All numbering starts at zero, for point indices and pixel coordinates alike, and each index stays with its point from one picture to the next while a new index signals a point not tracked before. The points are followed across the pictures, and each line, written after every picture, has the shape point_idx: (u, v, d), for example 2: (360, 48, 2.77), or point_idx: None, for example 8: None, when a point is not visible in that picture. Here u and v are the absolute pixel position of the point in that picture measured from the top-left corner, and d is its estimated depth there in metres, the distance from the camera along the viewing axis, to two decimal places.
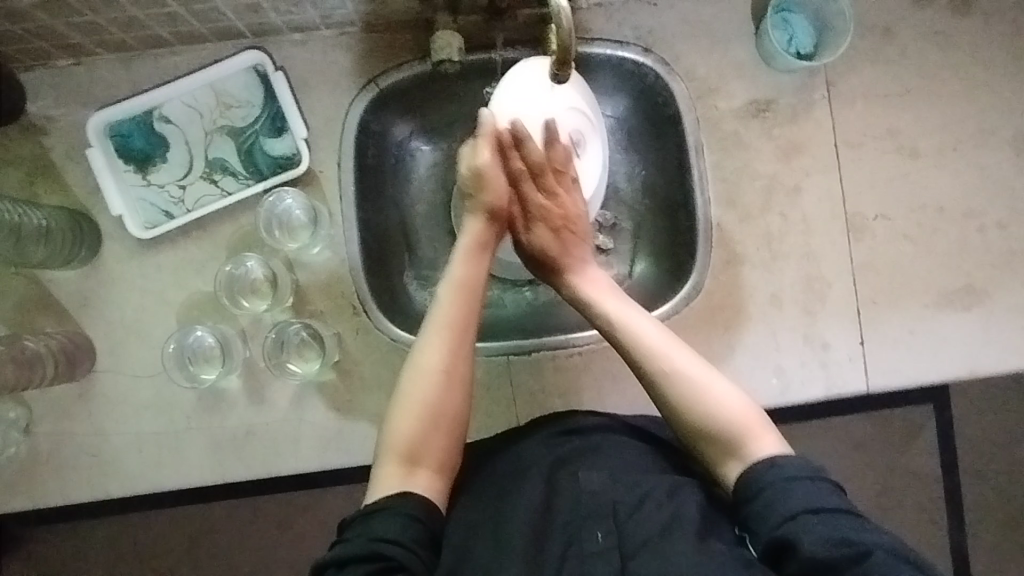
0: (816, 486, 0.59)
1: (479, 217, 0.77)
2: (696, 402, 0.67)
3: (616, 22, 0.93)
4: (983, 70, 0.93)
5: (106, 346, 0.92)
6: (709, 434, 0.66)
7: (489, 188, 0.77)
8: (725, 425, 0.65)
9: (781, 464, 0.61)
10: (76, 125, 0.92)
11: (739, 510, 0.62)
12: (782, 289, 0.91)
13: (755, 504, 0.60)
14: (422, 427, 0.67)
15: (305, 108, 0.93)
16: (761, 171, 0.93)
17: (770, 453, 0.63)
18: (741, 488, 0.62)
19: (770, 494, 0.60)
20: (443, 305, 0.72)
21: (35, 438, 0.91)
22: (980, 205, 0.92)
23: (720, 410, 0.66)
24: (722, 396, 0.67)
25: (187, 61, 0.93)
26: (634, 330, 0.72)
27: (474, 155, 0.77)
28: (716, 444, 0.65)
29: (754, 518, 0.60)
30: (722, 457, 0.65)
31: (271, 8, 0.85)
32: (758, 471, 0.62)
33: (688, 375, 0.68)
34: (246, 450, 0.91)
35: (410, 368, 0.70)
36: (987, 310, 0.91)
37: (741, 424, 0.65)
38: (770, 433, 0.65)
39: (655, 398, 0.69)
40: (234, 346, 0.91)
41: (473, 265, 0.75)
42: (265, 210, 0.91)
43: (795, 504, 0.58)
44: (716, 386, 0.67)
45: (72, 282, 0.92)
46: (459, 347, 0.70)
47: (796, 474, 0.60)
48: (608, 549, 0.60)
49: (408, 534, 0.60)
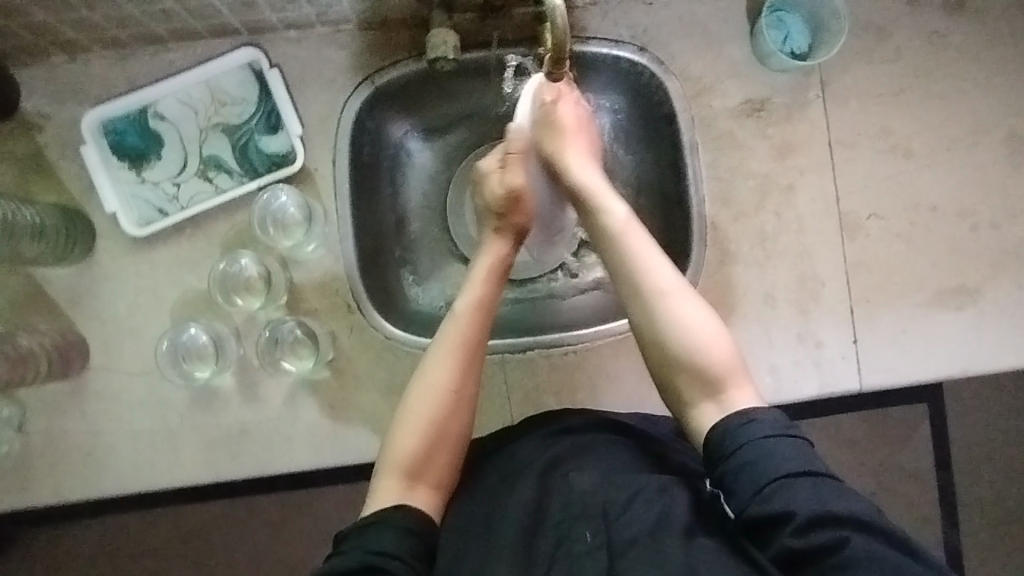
0: (793, 447, 0.59)
1: (504, 237, 0.81)
2: (685, 334, 0.67)
3: (611, 21, 0.93)
4: (976, 70, 0.93)
5: (99, 343, 0.92)
6: (689, 370, 0.66)
7: (520, 208, 0.82)
8: (707, 363, 0.66)
9: (758, 421, 0.61)
10: (70, 122, 0.92)
11: (715, 464, 0.61)
12: (776, 289, 0.91)
13: (732, 462, 0.60)
14: (426, 443, 0.68)
15: (300, 106, 0.93)
16: (756, 170, 0.93)
17: (746, 403, 0.64)
18: (717, 442, 0.62)
19: (748, 455, 0.59)
20: (457, 321, 0.73)
21: (27, 437, 0.91)
22: (973, 204, 0.92)
23: (704, 347, 0.67)
24: (709, 335, 0.67)
25: (182, 59, 0.93)
26: (631, 245, 0.73)
27: (508, 175, 0.82)
28: (696, 380, 0.66)
29: (730, 480, 0.60)
30: (699, 395, 0.66)
31: (266, 6, 0.85)
32: (737, 426, 0.61)
33: (677, 310, 0.69)
34: (239, 448, 0.91)
35: (417, 383, 0.71)
36: (980, 310, 0.91)
37: (722, 365, 0.66)
38: (748, 384, 0.66)
39: (640, 328, 0.70)
40: (228, 344, 0.91)
41: (489, 287, 0.76)
42: (259, 208, 0.91)
43: (773, 467, 0.58)
44: (703, 325, 0.68)
45: (65, 280, 0.92)
46: (467, 369, 0.71)
47: (770, 432, 0.60)
48: (597, 547, 0.60)
49: (403, 546, 0.60)
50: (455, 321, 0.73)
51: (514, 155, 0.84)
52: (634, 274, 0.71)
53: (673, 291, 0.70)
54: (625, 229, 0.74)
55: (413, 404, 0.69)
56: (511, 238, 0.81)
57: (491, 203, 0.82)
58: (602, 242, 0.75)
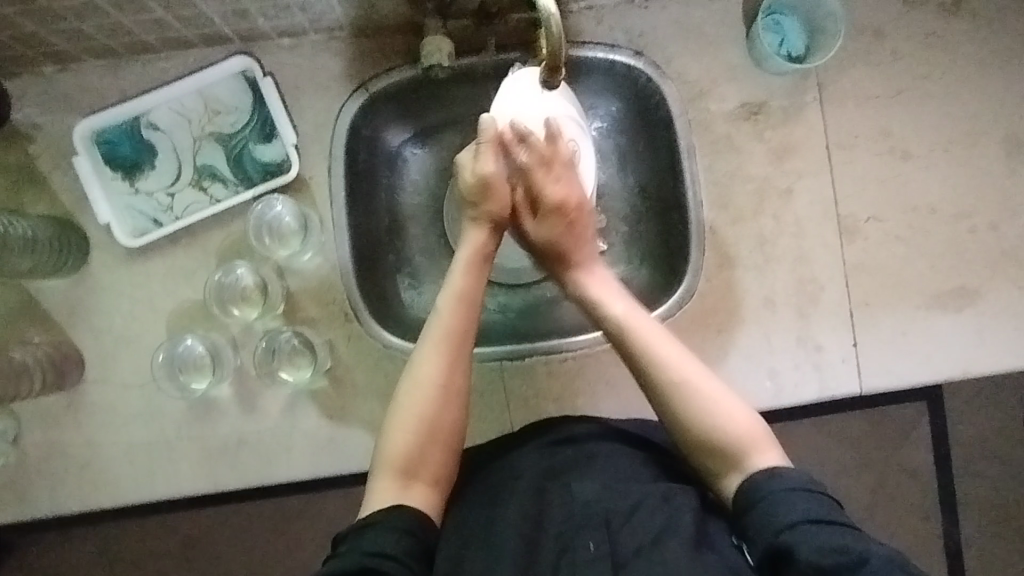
0: (815, 495, 0.60)
1: (482, 228, 0.79)
2: (705, 417, 0.67)
3: (606, 25, 0.92)
4: (973, 72, 0.93)
5: (94, 356, 0.91)
6: (717, 449, 0.66)
7: (494, 195, 0.78)
8: (731, 440, 0.65)
9: (782, 475, 0.61)
10: (62, 133, 0.91)
11: (740, 517, 0.62)
12: (775, 292, 0.91)
13: (754, 513, 0.60)
14: (419, 439, 0.67)
15: (294, 114, 0.92)
16: (753, 174, 0.92)
17: (771, 464, 0.63)
18: (742, 497, 0.62)
19: (770, 501, 0.60)
20: (442, 316, 0.73)
21: (24, 449, 0.91)
22: (972, 205, 0.92)
23: (727, 423, 0.66)
24: (730, 411, 0.67)
25: (174, 67, 0.92)
26: (642, 337, 0.72)
27: (480, 164, 0.78)
28: (721, 456, 0.66)
29: (753, 529, 0.60)
30: (727, 469, 0.65)
31: (258, 14, 0.84)
32: (760, 480, 0.62)
33: (699, 393, 0.68)
34: (237, 459, 0.90)
35: (407, 381, 0.70)
36: (980, 311, 0.91)
37: (748, 439, 0.65)
38: (774, 448, 0.65)
39: (664, 415, 0.69)
40: (225, 354, 0.90)
41: (472, 277, 0.76)
42: (254, 218, 0.90)
43: (793, 513, 0.58)
44: (725, 403, 0.67)
45: (60, 291, 0.91)
46: (454, 358, 0.70)
47: (794, 485, 0.60)
48: (600, 557, 0.59)
49: (401, 546, 0.60)
50: (440, 316, 0.73)
51: (487, 146, 0.78)
52: (647, 363, 0.71)
53: (693, 372, 0.69)
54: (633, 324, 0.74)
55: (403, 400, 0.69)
56: (489, 227, 0.79)
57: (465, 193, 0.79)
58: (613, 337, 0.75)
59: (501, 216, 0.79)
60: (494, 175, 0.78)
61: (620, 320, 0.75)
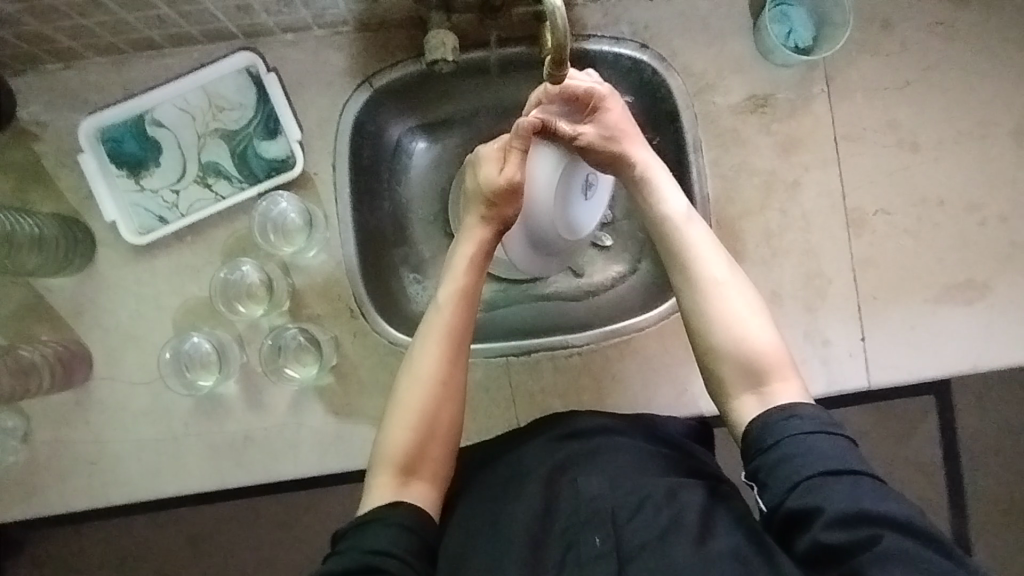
0: (833, 443, 0.60)
1: (486, 225, 0.77)
2: (727, 330, 0.68)
3: (611, 18, 0.92)
4: (982, 63, 0.91)
5: (101, 352, 0.92)
6: (736, 365, 0.67)
7: (513, 201, 0.75)
8: (754, 356, 0.67)
9: (799, 416, 0.62)
10: (68, 131, 0.91)
11: (755, 460, 0.62)
12: (782, 286, 0.91)
13: (768, 458, 0.61)
14: (417, 437, 0.68)
15: (298, 109, 0.92)
16: (760, 167, 0.92)
17: (788, 397, 0.64)
18: (756, 437, 0.63)
19: (787, 450, 0.60)
20: (443, 312, 0.72)
21: (33, 447, 0.91)
22: (982, 197, 0.91)
23: (751, 341, 0.67)
24: (753, 330, 0.68)
25: (179, 63, 0.92)
26: (685, 242, 0.74)
27: (508, 169, 0.75)
28: (740, 370, 0.67)
29: (766, 474, 0.60)
30: (742, 388, 0.66)
31: (261, 9, 0.84)
32: (775, 422, 0.62)
33: (723, 306, 0.69)
34: (245, 456, 0.90)
35: (407, 375, 0.70)
36: (990, 303, 0.89)
37: (768, 358, 0.66)
38: (795, 378, 0.66)
39: (690, 320, 0.71)
40: (230, 351, 0.90)
41: (472, 271, 0.75)
42: (260, 215, 0.91)
43: (807, 465, 0.58)
44: (748, 320, 0.69)
45: (66, 290, 0.92)
46: (456, 358, 0.71)
47: (811, 429, 0.60)
48: (606, 553, 0.60)
49: (402, 544, 0.61)
50: (441, 311, 0.72)
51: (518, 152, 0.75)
52: (686, 269, 0.72)
53: (724, 286, 0.71)
54: (681, 226, 0.75)
55: (403, 397, 0.69)
56: (493, 229, 0.77)
57: (483, 189, 0.76)
58: (656, 233, 0.76)
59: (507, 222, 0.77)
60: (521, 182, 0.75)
61: (668, 217, 0.76)
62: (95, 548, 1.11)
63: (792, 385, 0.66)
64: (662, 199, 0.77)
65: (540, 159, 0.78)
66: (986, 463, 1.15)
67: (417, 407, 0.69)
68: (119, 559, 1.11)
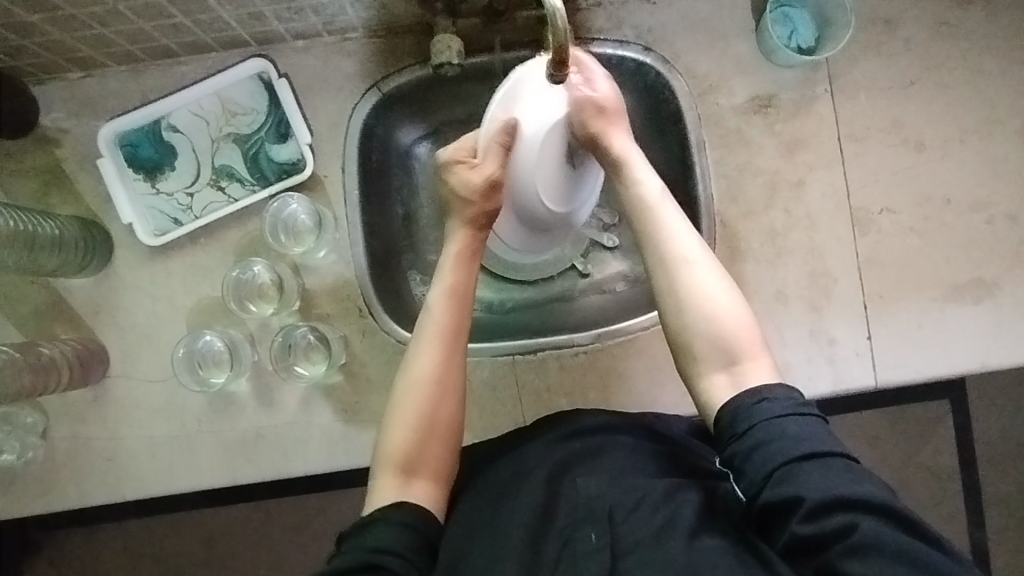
0: (805, 426, 0.59)
1: (470, 224, 0.78)
2: (695, 308, 0.67)
3: (615, 22, 0.94)
4: (987, 62, 0.91)
5: (118, 351, 0.94)
6: (706, 343, 0.66)
7: (496, 197, 0.78)
8: (723, 335, 0.66)
9: (770, 399, 0.61)
10: (87, 137, 0.94)
11: (728, 446, 0.62)
12: (787, 286, 0.91)
13: (741, 445, 0.60)
14: (416, 437, 0.69)
15: (309, 114, 0.94)
16: (764, 167, 0.92)
17: (761, 380, 0.64)
18: (729, 423, 0.62)
19: (759, 435, 0.59)
20: (435, 312, 0.73)
21: (51, 443, 0.93)
22: (988, 196, 0.91)
23: (720, 319, 0.67)
24: (721, 307, 0.67)
25: (194, 71, 0.95)
26: (658, 220, 0.72)
27: (484, 167, 0.77)
28: (710, 350, 0.66)
29: (741, 461, 0.60)
30: (712, 368, 0.66)
31: (273, 16, 0.87)
32: (747, 406, 0.61)
33: (692, 284, 0.68)
34: (255, 453, 0.91)
35: (403, 379, 0.72)
36: (998, 303, 0.89)
37: (735, 335, 0.66)
38: (764, 356, 0.66)
39: (660, 299, 0.70)
40: (242, 351, 0.92)
41: (463, 272, 0.76)
42: (271, 217, 0.93)
43: (779, 451, 0.58)
44: (718, 298, 0.68)
45: (86, 290, 0.94)
46: (450, 354, 0.72)
47: (782, 412, 0.60)
48: (601, 548, 0.61)
49: (403, 542, 0.62)
50: (433, 311, 0.73)
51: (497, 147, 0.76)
52: (659, 247, 0.71)
53: (696, 264, 0.69)
54: (654, 204, 0.73)
55: (400, 400, 0.71)
56: (477, 228, 0.78)
57: (461, 192, 0.78)
58: (629, 214, 0.75)
59: (490, 218, 0.79)
60: (498, 178, 0.77)
61: (642, 197, 0.74)
62: (110, 544, 1.13)
63: (762, 363, 0.66)
64: (638, 181, 0.75)
65: (530, 122, 0.77)
66: (1001, 467, 1.14)
67: (413, 409, 0.70)
68: (135, 556, 1.13)
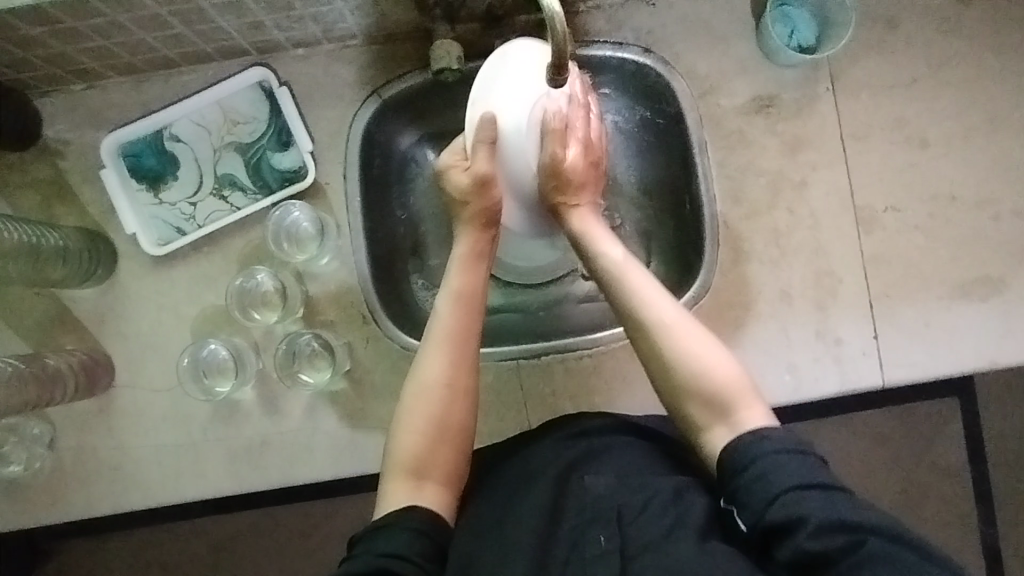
0: (805, 461, 0.59)
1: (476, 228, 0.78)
2: (685, 362, 0.66)
3: (614, 24, 0.93)
4: (989, 58, 0.91)
5: (123, 361, 0.94)
6: (698, 399, 0.65)
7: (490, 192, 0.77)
8: (716, 387, 0.65)
9: (770, 437, 0.61)
10: (90, 148, 0.95)
11: (728, 483, 0.61)
12: (792, 286, 0.90)
13: (743, 477, 0.59)
14: (427, 440, 0.69)
15: (309, 122, 0.94)
16: (767, 167, 0.92)
17: (757, 424, 0.63)
18: (728, 461, 0.61)
19: (761, 467, 0.59)
20: (443, 316, 0.73)
21: (59, 453, 0.93)
22: (993, 193, 0.90)
23: (711, 373, 0.65)
24: (711, 359, 0.66)
25: (195, 80, 0.95)
26: (630, 284, 0.72)
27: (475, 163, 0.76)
28: (706, 405, 0.65)
29: (744, 492, 0.59)
30: (709, 421, 0.65)
31: (272, 25, 0.87)
32: (747, 443, 0.61)
33: (681, 339, 0.67)
34: (262, 460, 0.91)
35: (412, 383, 0.72)
36: (1006, 300, 0.88)
37: (727, 388, 0.65)
38: (758, 405, 0.65)
39: (648, 357, 0.69)
40: (247, 357, 0.92)
41: (470, 274, 0.76)
42: (273, 225, 0.93)
43: (784, 480, 0.57)
44: (708, 351, 0.67)
45: (91, 300, 0.95)
46: (459, 357, 0.71)
47: (784, 448, 0.60)
48: (610, 551, 0.60)
49: (414, 548, 0.62)
50: (440, 317, 0.73)
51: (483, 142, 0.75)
52: (635, 312, 0.70)
53: (678, 323, 0.69)
54: (624, 270, 0.73)
55: (411, 404, 0.70)
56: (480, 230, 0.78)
57: (459, 194, 0.78)
58: (603, 281, 0.74)
59: (491, 215, 0.78)
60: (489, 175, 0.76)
61: (612, 263, 0.74)
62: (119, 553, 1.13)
63: (758, 411, 0.64)
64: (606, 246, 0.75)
65: (508, 113, 0.75)
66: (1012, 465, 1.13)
67: (424, 413, 0.70)
68: (143, 565, 1.13)
